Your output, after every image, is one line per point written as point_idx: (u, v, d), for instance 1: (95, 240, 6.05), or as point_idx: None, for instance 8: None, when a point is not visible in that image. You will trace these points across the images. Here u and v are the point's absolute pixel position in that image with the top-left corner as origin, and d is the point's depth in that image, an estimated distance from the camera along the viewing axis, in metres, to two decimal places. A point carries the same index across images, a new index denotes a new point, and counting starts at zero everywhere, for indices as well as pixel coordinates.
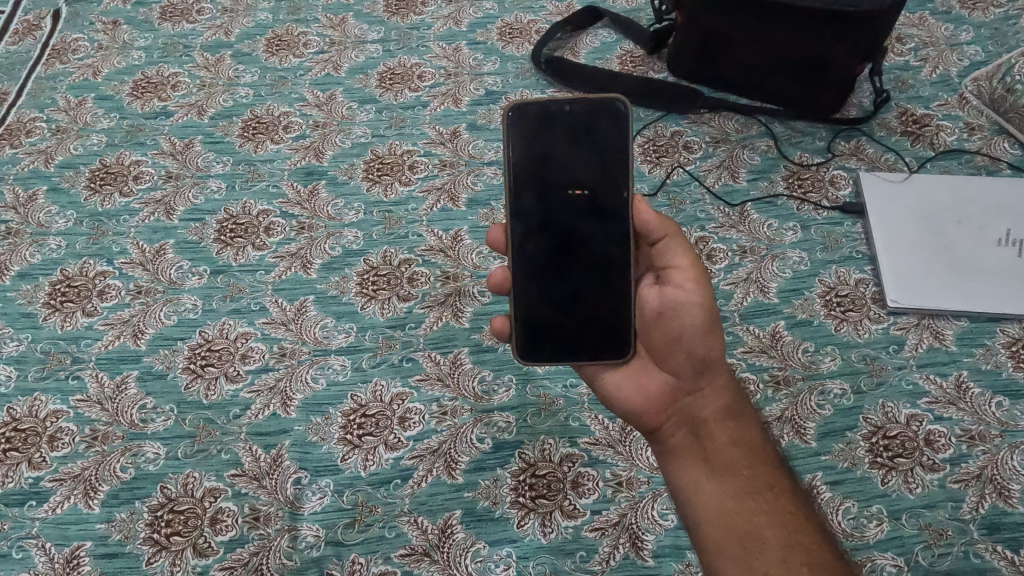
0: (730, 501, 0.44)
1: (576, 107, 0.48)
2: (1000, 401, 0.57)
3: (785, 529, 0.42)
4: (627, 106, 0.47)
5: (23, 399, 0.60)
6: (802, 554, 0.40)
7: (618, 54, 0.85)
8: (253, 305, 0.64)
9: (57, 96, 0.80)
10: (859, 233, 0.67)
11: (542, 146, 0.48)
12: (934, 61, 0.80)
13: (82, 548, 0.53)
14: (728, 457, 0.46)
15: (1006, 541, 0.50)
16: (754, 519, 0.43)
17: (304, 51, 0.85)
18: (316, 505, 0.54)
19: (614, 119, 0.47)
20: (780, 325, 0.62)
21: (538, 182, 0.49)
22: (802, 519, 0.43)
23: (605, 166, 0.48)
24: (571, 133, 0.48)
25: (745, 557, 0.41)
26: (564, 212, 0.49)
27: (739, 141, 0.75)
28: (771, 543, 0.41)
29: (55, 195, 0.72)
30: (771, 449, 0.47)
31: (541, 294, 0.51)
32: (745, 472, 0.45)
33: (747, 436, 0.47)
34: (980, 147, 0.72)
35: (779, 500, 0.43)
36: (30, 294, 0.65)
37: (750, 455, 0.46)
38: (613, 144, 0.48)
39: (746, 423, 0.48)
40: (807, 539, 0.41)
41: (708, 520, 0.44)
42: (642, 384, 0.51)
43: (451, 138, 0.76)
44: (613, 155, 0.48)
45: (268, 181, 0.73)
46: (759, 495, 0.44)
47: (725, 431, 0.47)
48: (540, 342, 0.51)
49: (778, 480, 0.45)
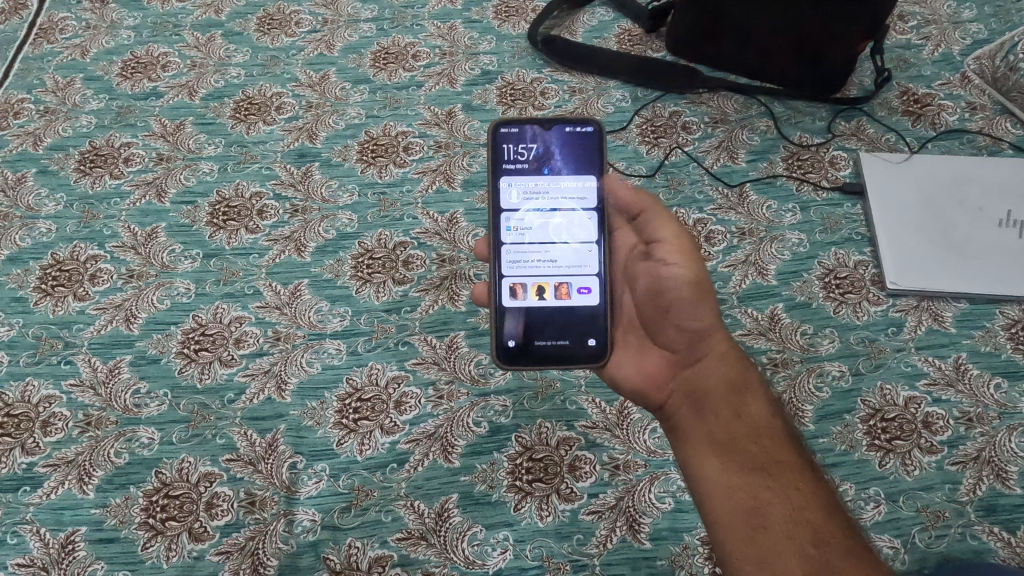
0: (736, 474, 0.43)
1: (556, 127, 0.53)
2: (998, 383, 0.56)
3: (793, 506, 0.41)
4: (600, 128, 0.52)
5: (14, 384, 0.59)
6: (808, 530, 0.40)
7: (615, 33, 0.83)
8: (247, 288, 0.64)
9: (44, 77, 0.79)
10: (858, 214, 0.67)
11: (523, 160, 0.53)
12: (936, 40, 0.79)
13: (76, 533, 0.52)
14: (731, 432, 0.45)
15: (1001, 523, 0.50)
16: (759, 494, 0.42)
17: (297, 30, 0.83)
18: (312, 490, 0.54)
19: (589, 139, 0.53)
20: (778, 308, 0.61)
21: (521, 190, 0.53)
22: (811, 495, 0.42)
23: (578, 181, 0.53)
24: (551, 149, 0.53)
25: (750, 535, 0.40)
26: (542, 220, 0.53)
27: (738, 122, 0.74)
28: (776, 520, 0.40)
29: (44, 177, 0.71)
30: (780, 423, 0.46)
31: (522, 296, 0.52)
32: (749, 446, 0.44)
33: (753, 409, 0.46)
34: (982, 127, 0.71)
35: (785, 476, 0.43)
36: (20, 278, 0.65)
37: (758, 429, 0.45)
38: (588, 163, 0.53)
39: (752, 396, 0.47)
40: (814, 517, 0.40)
41: (715, 495, 0.43)
42: (643, 363, 0.51)
43: (446, 119, 0.75)
44: (587, 172, 0.53)
45: (261, 163, 0.72)
46: (763, 471, 0.43)
47: (727, 403, 0.46)
48: (518, 345, 0.52)
49: (783, 454, 0.44)
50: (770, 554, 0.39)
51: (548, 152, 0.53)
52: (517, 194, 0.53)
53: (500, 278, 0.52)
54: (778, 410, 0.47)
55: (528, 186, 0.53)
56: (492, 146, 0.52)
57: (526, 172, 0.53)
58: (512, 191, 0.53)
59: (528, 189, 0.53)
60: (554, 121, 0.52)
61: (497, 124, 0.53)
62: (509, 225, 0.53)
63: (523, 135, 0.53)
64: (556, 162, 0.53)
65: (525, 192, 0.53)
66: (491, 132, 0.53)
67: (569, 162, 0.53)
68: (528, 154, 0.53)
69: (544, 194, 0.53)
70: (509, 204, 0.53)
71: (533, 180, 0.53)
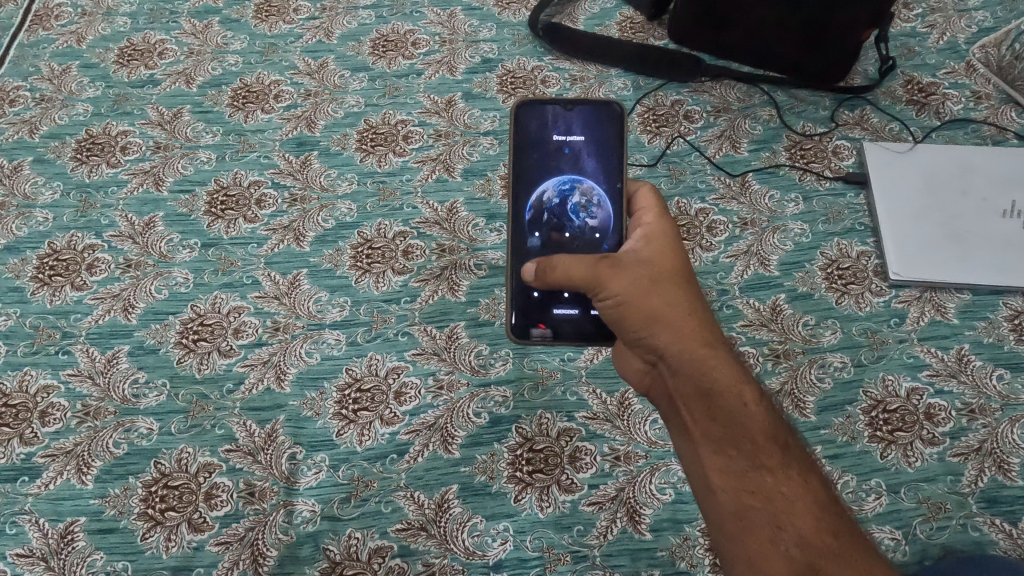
0: (720, 482, 0.42)
1: (578, 108, 0.55)
2: (1001, 374, 0.56)
3: (775, 510, 0.40)
4: (622, 109, 0.54)
5: (12, 374, 0.59)
6: (793, 536, 0.39)
7: (617, 20, 0.82)
8: (245, 278, 0.63)
9: (40, 64, 0.78)
10: (861, 205, 0.66)
11: (546, 139, 0.55)
12: (941, 27, 0.78)
13: (76, 523, 0.52)
14: (708, 436, 0.43)
15: (1003, 515, 0.50)
16: (743, 498, 0.41)
17: (295, 17, 0.82)
18: (311, 480, 0.54)
19: (610, 121, 0.54)
20: (780, 298, 0.61)
21: (537, 167, 0.54)
22: (795, 499, 0.40)
23: (600, 161, 0.54)
24: (572, 128, 0.54)
25: (740, 541, 0.40)
26: (561, 196, 0.54)
27: (741, 111, 0.73)
28: (761, 526, 0.40)
29: (41, 166, 0.70)
30: (762, 414, 0.43)
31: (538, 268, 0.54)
32: (729, 450, 0.43)
33: (730, 407, 0.43)
34: (987, 116, 0.71)
35: (767, 479, 0.41)
36: (17, 268, 0.64)
37: (734, 431, 0.43)
38: (609, 143, 0.54)
39: (728, 395, 0.43)
40: (800, 522, 0.39)
41: (703, 502, 0.43)
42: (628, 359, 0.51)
43: (446, 108, 0.74)
44: (607, 152, 0.54)
45: (260, 152, 0.71)
46: (744, 474, 0.42)
47: (700, 410, 0.44)
48: (533, 318, 0.54)
49: (765, 454, 0.42)
50: (756, 559, 0.39)
51: (570, 130, 0.55)
52: (537, 169, 0.54)
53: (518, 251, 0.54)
54: (759, 401, 0.44)
55: (548, 162, 0.55)
56: (514, 124, 0.55)
57: (548, 149, 0.55)
58: (533, 167, 0.54)
59: (548, 166, 0.54)
60: (578, 100, 0.54)
61: (521, 103, 0.55)
62: (528, 199, 0.54)
63: (545, 114, 0.55)
64: (577, 141, 0.54)
65: (545, 168, 0.54)
66: (514, 111, 0.55)
67: (589, 142, 0.55)
68: (551, 133, 0.55)
69: (564, 171, 0.54)
70: (529, 179, 0.54)
71: (554, 158, 0.54)
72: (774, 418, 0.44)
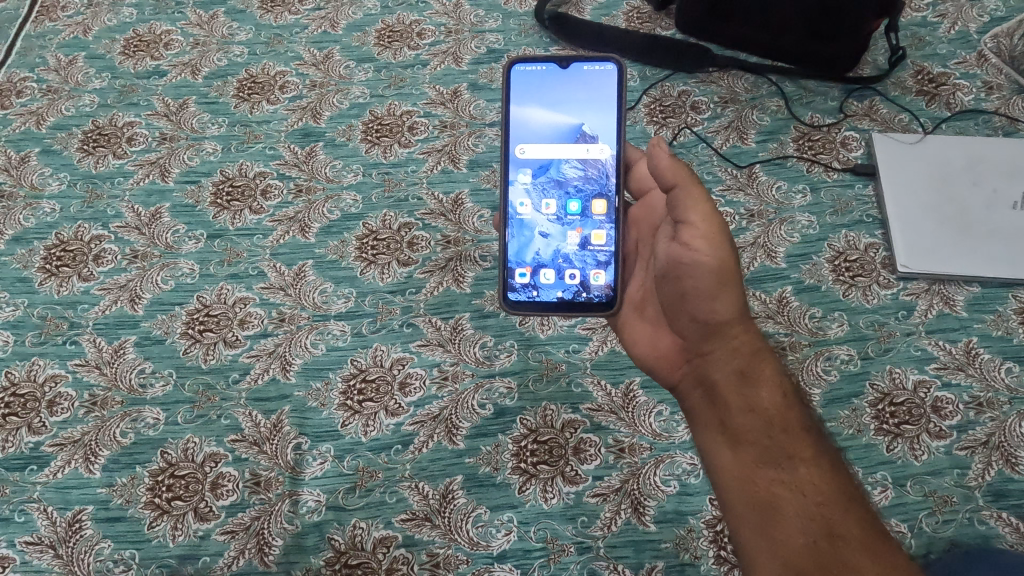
0: (752, 472, 0.43)
1: (573, 66, 0.51)
2: (1010, 367, 0.56)
3: (805, 499, 0.40)
4: (620, 65, 0.51)
5: (21, 363, 0.59)
6: (821, 526, 0.39)
7: (624, 10, 0.81)
8: (251, 270, 0.63)
9: (46, 55, 0.78)
10: (870, 196, 0.66)
11: (539, 99, 0.52)
12: (953, 17, 0.77)
13: (83, 513, 0.53)
14: (743, 425, 0.44)
15: (1010, 509, 0.50)
16: (773, 488, 0.42)
17: (301, 7, 0.82)
18: (317, 470, 0.54)
19: (609, 80, 0.51)
20: (787, 291, 0.61)
21: (530, 130, 0.52)
22: (826, 489, 0.41)
23: (596, 121, 0.51)
24: (566, 88, 0.51)
25: (765, 530, 0.40)
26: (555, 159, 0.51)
27: (749, 102, 0.73)
28: (790, 514, 0.40)
29: (48, 157, 0.71)
30: (797, 408, 0.44)
31: (528, 236, 0.52)
32: (764, 439, 0.43)
33: (765, 399, 0.44)
34: (998, 107, 0.70)
35: (800, 469, 0.42)
36: (24, 259, 0.65)
37: (771, 422, 0.44)
38: (606, 101, 0.51)
39: (765, 386, 0.45)
40: (829, 512, 0.40)
41: (728, 488, 0.43)
42: (657, 339, 0.51)
43: (451, 98, 0.74)
44: (604, 111, 0.51)
45: (266, 143, 0.71)
46: (778, 465, 0.42)
47: (737, 396, 0.45)
48: (524, 287, 0.52)
49: (800, 445, 0.43)
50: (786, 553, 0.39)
51: (565, 90, 0.51)
52: (528, 131, 0.52)
53: (507, 216, 0.52)
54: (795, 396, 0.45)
55: (540, 123, 0.51)
56: (507, 83, 0.51)
57: (541, 108, 0.51)
58: (524, 129, 0.52)
59: (539, 127, 0.51)
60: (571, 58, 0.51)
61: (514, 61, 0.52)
62: (521, 164, 0.52)
63: (539, 73, 0.52)
64: (571, 100, 0.51)
65: (536, 128, 0.51)
66: (507, 68, 0.52)
67: (585, 101, 0.51)
68: (546, 91, 0.52)
69: (557, 133, 0.51)
70: (521, 143, 0.52)
71: (547, 119, 0.51)
72: (806, 411, 0.45)
